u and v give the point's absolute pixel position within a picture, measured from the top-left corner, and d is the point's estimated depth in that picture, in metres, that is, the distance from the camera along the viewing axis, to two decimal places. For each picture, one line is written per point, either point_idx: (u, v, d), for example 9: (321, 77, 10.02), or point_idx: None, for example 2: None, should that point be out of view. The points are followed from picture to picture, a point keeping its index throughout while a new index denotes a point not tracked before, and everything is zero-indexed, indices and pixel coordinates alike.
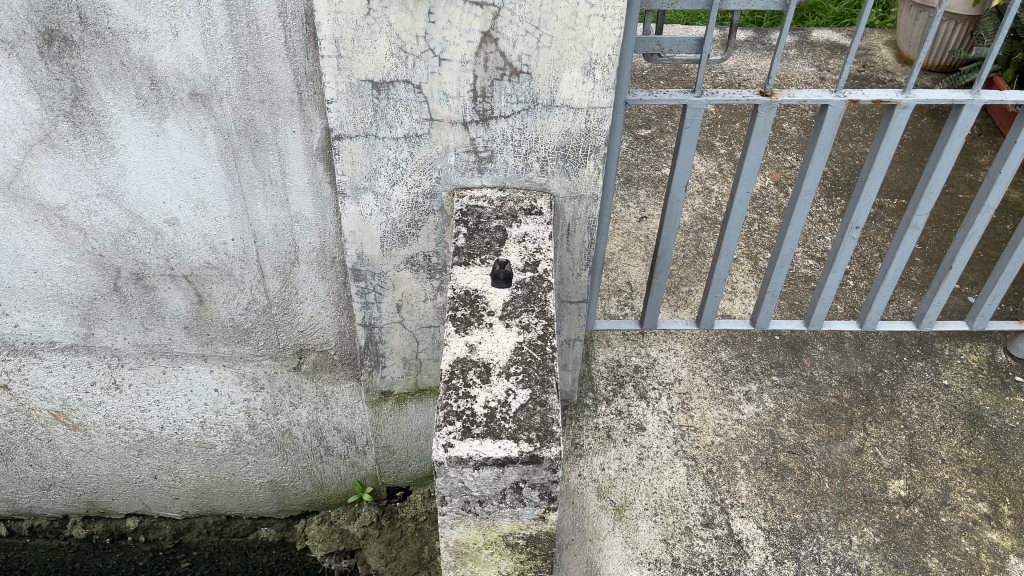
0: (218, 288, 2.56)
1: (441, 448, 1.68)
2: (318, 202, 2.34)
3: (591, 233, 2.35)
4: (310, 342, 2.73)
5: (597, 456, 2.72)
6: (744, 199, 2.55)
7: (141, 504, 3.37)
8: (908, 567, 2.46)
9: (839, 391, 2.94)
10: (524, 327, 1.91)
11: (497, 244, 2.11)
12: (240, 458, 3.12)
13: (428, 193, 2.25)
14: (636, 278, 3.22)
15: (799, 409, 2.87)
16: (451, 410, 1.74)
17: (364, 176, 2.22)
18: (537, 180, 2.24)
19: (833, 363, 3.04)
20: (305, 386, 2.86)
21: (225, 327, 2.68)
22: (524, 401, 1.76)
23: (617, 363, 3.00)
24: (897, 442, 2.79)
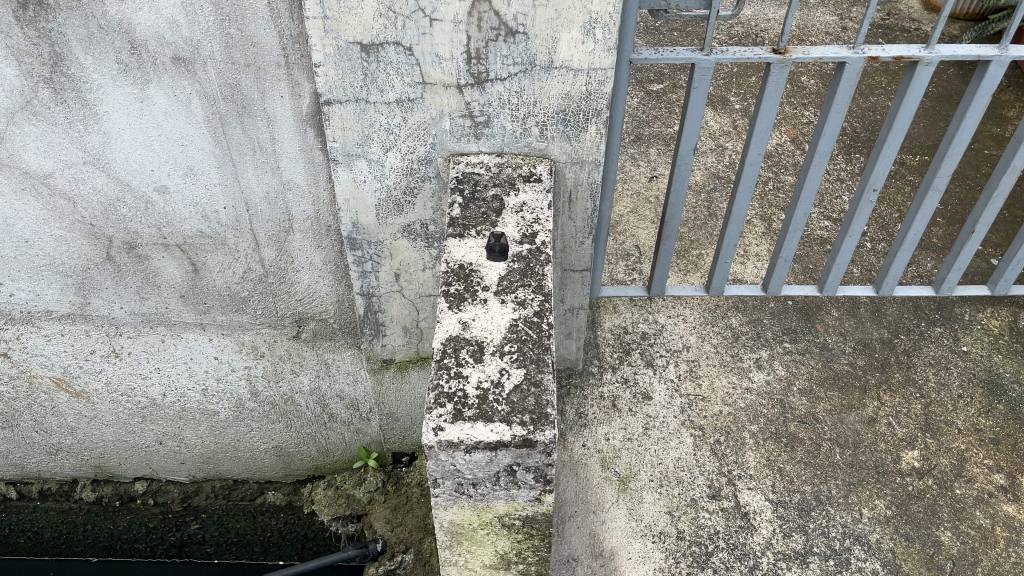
0: (212, 257, 2.50)
1: (431, 431, 1.62)
2: (310, 168, 2.26)
3: (595, 200, 2.24)
4: (309, 311, 2.67)
5: (602, 425, 2.66)
6: (755, 162, 2.43)
7: (149, 468, 3.37)
8: (919, 541, 2.42)
9: (853, 357, 2.84)
10: (520, 303, 1.83)
11: (494, 214, 2.02)
12: (244, 424, 3.10)
13: (423, 159, 2.17)
14: (645, 241, 3.14)
15: (811, 376, 2.78)
16: (442, 391, 1.68)
17: (356, 142, 2.13)
18: (536, 146, 2.13)
19: (849, 329, 2.92)
20: (306, 354, 2.81)
21: (221, 295, 2.62)
22: (518, 382, 1.70)
23: (624, 330, 2.90)
24: (912, 411, 2.71)
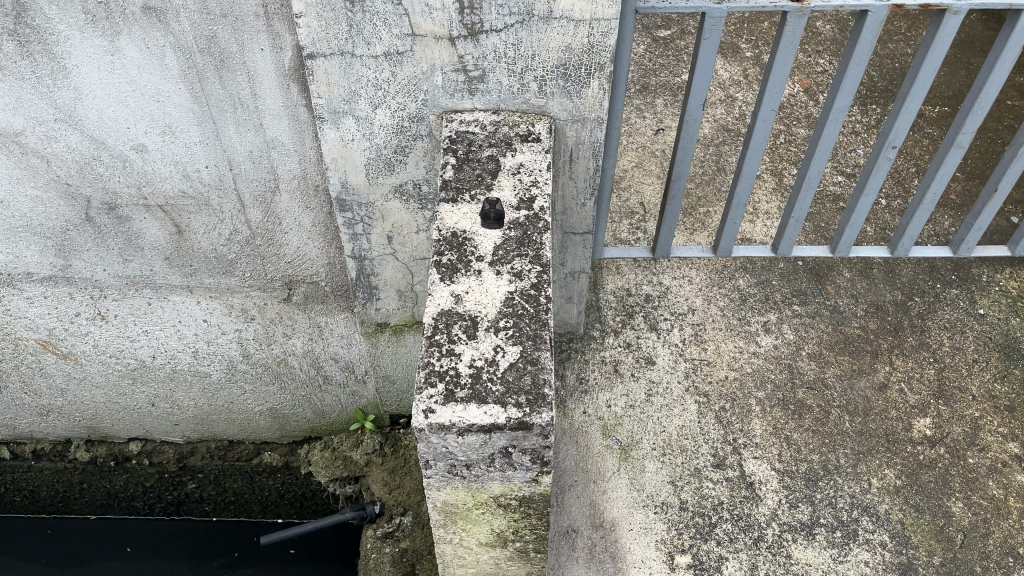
0: (196, 218, 2.39)
1: (422, 413, 1.53)
2: (294, 126, 2.12)
3: (597, 159, 2.11)
4: (300, 274, 2.56)
5: (604, 392, 2.57)
6: (768, 118, 2.29)
7: (143, 429, 3.31)
8: (930, 512, 2.35)
9: (865, 321, 2.73)
10: (516, 275, 1.73)
11: (489, 176, 1.90)
12: (237, 386, 3.03)
13: (414, 116, 2.04)
14: (650, 198, 3.01)
15: (821, 341, 2.68)
16: (433, 370, 1.58)
17: (342, 98, 2.00)
18: (534, 102, 2.00)
19: (862, 290, 2.81)
20: (297, 316, 2.71)
21: (208, 257, 2.51)
22: (513, 360, 1.60)
23: (627, 293, 2.78)
24: (925, 377, 2.61)
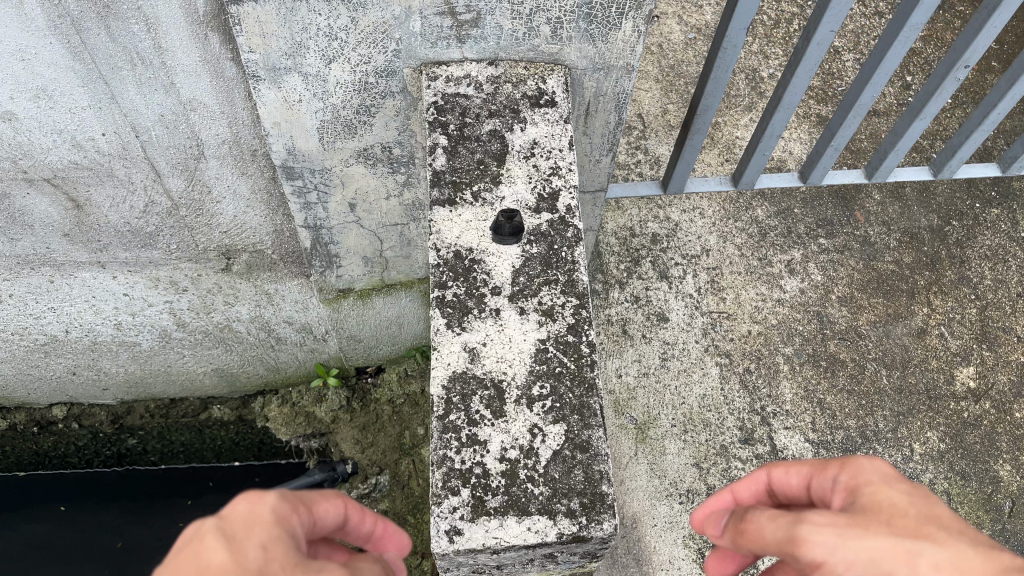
0: (98, 191, 1.85)
1: (444, 536, 1.15)
2: (219, 85, 1.58)
3: (620, 111, 1.66)
4: (239, 242, 2.07)
5: (612, 358, 2.21)
6: (824, 40, 1.81)
7: (66, 395, 2.85)
8: (977, 479, 2.11)
9: (899, 254, 2.39)
10: (547, 313, 1.31)
11: (494, 163, 1.44)
12: (173, 352, 2.57)
13: (383, 71, 1.52)
14: (649, 110, 2.56)
15: (851, 281, 2.35)
16: (453, 470, 1.19)
17: (284, 52, 1.47)
18: (545, 49, 1.50)
19: (893, 215, 2.45)
20: (240, 285, 2.24)
21: (119, 231, 1.99)
22: (558, 447, 1.21)
23: (630, 233, 2.39)
24: (967, 317, 2.32)
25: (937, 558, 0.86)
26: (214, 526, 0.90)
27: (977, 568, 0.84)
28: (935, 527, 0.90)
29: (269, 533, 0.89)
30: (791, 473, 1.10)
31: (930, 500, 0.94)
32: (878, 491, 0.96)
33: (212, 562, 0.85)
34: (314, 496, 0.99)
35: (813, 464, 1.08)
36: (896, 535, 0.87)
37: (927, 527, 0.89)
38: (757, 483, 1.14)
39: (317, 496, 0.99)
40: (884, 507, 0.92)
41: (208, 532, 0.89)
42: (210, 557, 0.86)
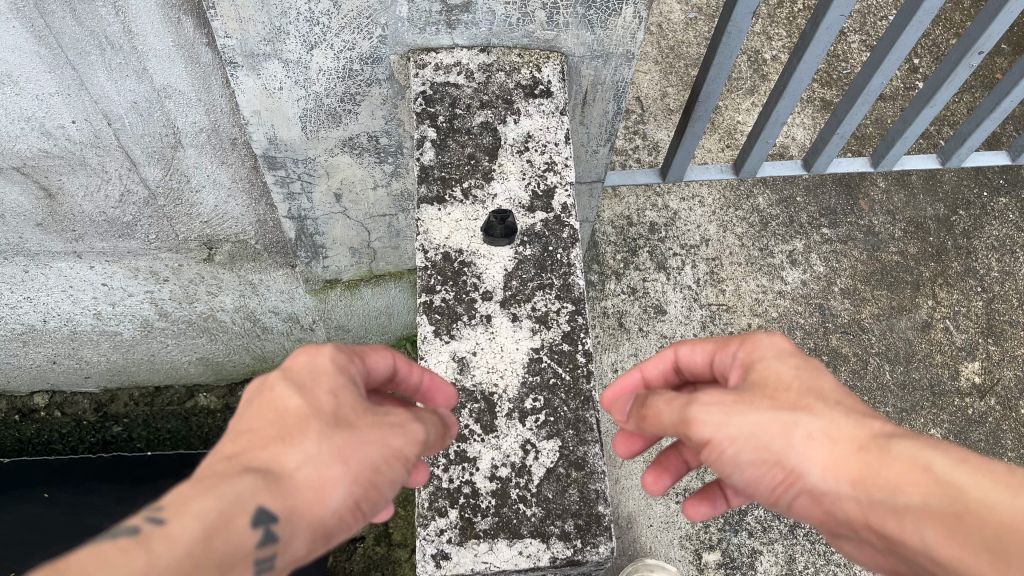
0: (71, 180, 1.76)
1: (430, 561, 1.09)
2: (195, 71, 1.50)
3: (618, 101, 1.59)
4: (221, 232, 1.99)
5: (608, 352, 2.11)
6: (834, 25, 1.72)
7: (48, 383, 2.77)
8: None
9: (904, 245, 2.32)
10: (541, 320, 1.24)
11: (485, 157, 1.36)
12: (156, 341, 2.50)
13: (368, 57, 1.44)
14: (648, 93, 2.47)
15: (854, 273, 2.27)
16: (441, 490, 1.12)
17: (263, 37, 1.38)
18: (541, 36, 1.42)
19: (898, 204, 2.38)
20: (223, 276, 2.16)
21: (95, 221, 1.91)
22: (551, 465, 1.14)
23: (628, 222, 2.31)
24: (973, 311, 2.25)
25: (812, 428, 0.98)
26: (280, 376, 1.00)
27: (845, 434, 0.97)
28: (818, 398, 1.01)
29: (335, 381, 1.00)
30: (694, 350, 1.20)
31: (818, 372, 1.05)
32: (767, 364, 1.07)
33: (289, 406, 0.96)
34: (364, 348, 1.09)
35: (720, 338, 1.17)
36: (779, 410, 1.00)
37: (811, 401, 1.00)
38: (664, 360, 1.24)
39: (366, 350, 1.08)
40: (770, 381, 1.04)
41: (275, 383, 1.00)
42: (285, 401, 0.97)
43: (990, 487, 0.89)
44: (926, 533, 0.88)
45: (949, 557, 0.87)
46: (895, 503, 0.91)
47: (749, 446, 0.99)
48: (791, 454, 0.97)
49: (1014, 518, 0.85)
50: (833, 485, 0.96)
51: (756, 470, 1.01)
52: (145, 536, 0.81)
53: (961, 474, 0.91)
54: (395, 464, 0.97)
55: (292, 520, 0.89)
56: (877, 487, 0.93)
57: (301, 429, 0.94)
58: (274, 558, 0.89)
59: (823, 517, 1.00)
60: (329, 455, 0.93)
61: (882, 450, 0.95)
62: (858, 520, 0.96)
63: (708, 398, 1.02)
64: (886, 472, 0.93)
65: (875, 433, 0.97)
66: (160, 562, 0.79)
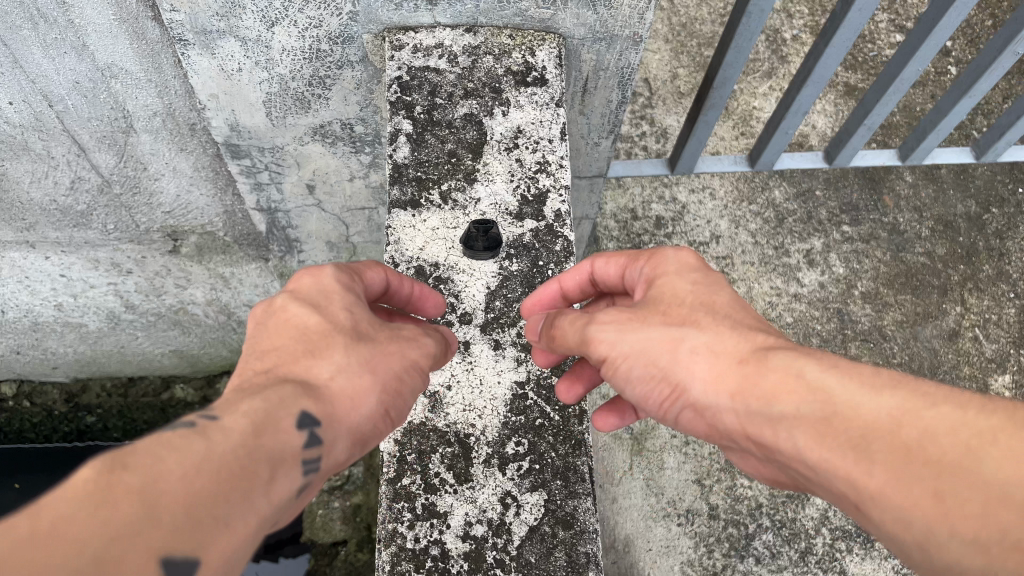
0: (14, 166, 1.59)
1: None
2: (142, 49, 1.31)
3: (624, 89, 1.40)
4: (185, 223, 1.82)
5: None
6: (867, 6, 1.53)
7: (14, 372, 2.60)
8: None
9: (931, 245, 2.13)
10: (527, 348, 1.07)
11: (467, 155, 1.18)
12: (125, 333, 2.33)
13: (338, 36, 1.26)
14: (657, 75, 2.28)
15: (876, 275, 2.08)
16: (405, 551, 0.96)
17: (215, 12, 1.20)
18: (536, 15, 1.24)
19: (927, 201, 2.19)
20: (192, 269, 1.99)
21: (46, 210, 1.74)
22: (534, 522, 0.98)
23: (632, 216, 2.13)
24: (1004, 319, 2.07)
25: (697, 342, 0.91)
26: (287, 297, 0.93)
27: (729, 347, 0.89)
28: (709, 313, 0.93)
29: (347, 298, 0.94)
30: (606, 268, 1.06)
31: (715, 286, 0.97)
32: (669, 281, 0.99)
33: (308, 321, 0.90)
34: (359, 265, 0.99)
35: (631, 255, 1.05)
36: (667, 325, 0.93)
37: (699, 316, 0.93)
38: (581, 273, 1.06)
39: (362, 268, 0.99)
40: (665, 298, 0.96)
41: (283, 304, 0.92)
42: (300, 319, 0.90)
43: (862, 389, 0.80)
44: (797, 440, 0.81)
45: (822, 464, 0.79)
46: (769, 412, 0.83)
47: (638, 363, 0.93)
48: (675, 368, 0.90)
49: (887, 419, 0.77)
50: (714, 398, 0.88)
51: (643, 385, 0.94)
52: (202, 426, 0.70)
53: (838, 378, 0.82)
54: (415, 373, 0.93)
55: (333, 426, 0.82)
56: (754, 397, 0.85)
57: (328, 339, 0.88)
58: (318, 473, 0.79)
59: (709, 432, 0.92)
60: (358, 364, 0.88)
61: (760, 361, 0.87)
62: (741, 433, 0.88)
63: (600, 321, 0.95)
64: (761, 381, 0.85)
65: (757, 345, 0.89)
66: (223, 448, 0.69)
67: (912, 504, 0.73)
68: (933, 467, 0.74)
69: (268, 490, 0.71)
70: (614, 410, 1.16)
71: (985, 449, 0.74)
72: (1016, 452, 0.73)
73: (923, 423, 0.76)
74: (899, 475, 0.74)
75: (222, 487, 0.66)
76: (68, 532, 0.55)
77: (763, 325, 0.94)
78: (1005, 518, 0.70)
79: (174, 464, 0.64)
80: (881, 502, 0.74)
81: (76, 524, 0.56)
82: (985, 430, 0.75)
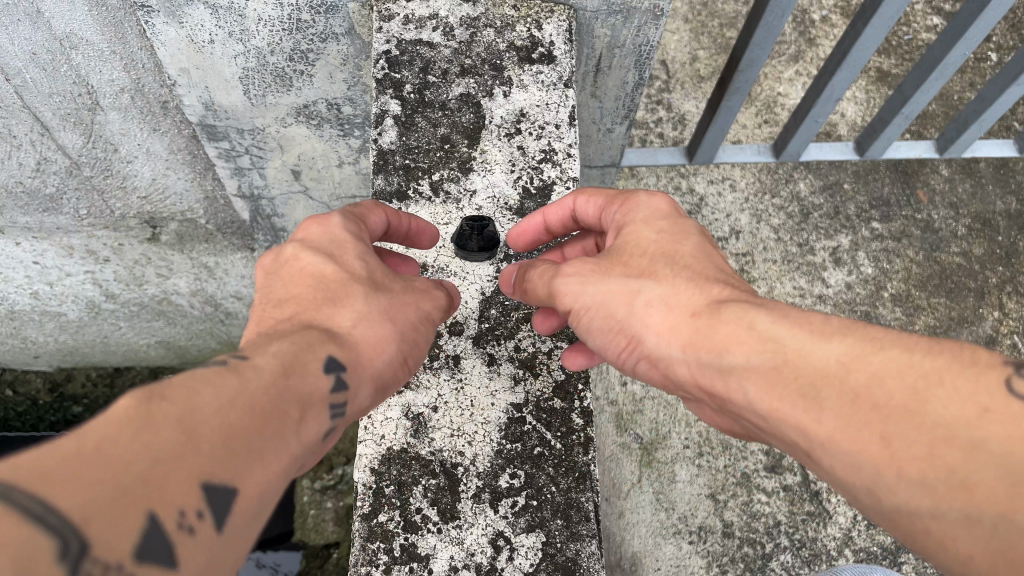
0: None
1: None
2: (102, 17, 1.17)
3: (640, 69, 1.26)
4: (164, 210, 1.69)
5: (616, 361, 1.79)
6: None
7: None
8: None
9: (967, 245, 1.97)
10: (526, 366, 0.94)
11: (462, 141, 1.05)
12: (107, 323, 2.21)
13: (320, 4, 1.12)
14: (676, 57, 2.13)
15: (908, 275, 1.92)
16: None
17: None
18: None
19: (964, 196, 2.04)
20: (173, 258, 1.86)
21: (12, 193, 1.60)
22: (530, 570, 0.85)
23: None
24: None
25: (653, 295, 0.81)
26: (297, 245, 0.84)
27: (687, 299, 0.80)
28: (669, 263, 0.83)
29: (361, 247, 0.85)
30: (586, 204, 0.93)
31: (683, 237, 0.86)
32: (633, 230, 0.88)
33: (323, 269, 0.81)
34: (362, 208, 0.89)
35: (611, 194, 0.93)
36: (624, 278, 0.84)
37: (658, 266, 0.83)
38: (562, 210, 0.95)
39: (364, 210, 0.89)
40: (627, 247, 0.86)
41: (294, 254, 0.83)
42: (314, 269, 0.82)
43: (812, 337, 0.70)
44: (748, 389, 0.71)
45: (773, 415, 0.69)
46: (722, 364, 0.73)
47: (596, 317, 0.84)
48: (632, 323, 0.81)
49: (835, 364, 0.67)
50: (668, 351, 0.79)
51: (602, 338, 0.85)
52: (236, 366, 0.63)
53: (790, 324, 0.72)
54: (428, 329, 0.86)
55: (360, 371, 0.75)
56: (705, 348, 0.75)
57: (349, 287, 0.80)
58: (344, 421, 0.73)
59: (668, 385, 0.83)
60: (381, 314, 0.81)
61: (714, 311, 0.76)
62: (697, 387, 0.79)
63: (562, 273, 0.86)
64: (715, 333, 0.75)
65: (714, 297, 0.78)
66: (255, 385, 0.62)
67: (860, 447, 0.63)
68: (881, 411, 0.63)
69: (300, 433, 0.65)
70: (584, 347, 0.92)
71: (936, 386, 0.62)
72: (968, 389, 0.61)
73: (878, 366, 0.65)
74: (846, 420, 0.64)
75: (260, 426, 0.59)
76: (115, 451, 0.48)
77: (724, 273, 0.84)
78: (950, 457, 0.59)
79: (208, 394, 0.57)
80: (831, 450, 0.64)
81: (124, 444, 0.49)
82: (938, 368, 0.63)
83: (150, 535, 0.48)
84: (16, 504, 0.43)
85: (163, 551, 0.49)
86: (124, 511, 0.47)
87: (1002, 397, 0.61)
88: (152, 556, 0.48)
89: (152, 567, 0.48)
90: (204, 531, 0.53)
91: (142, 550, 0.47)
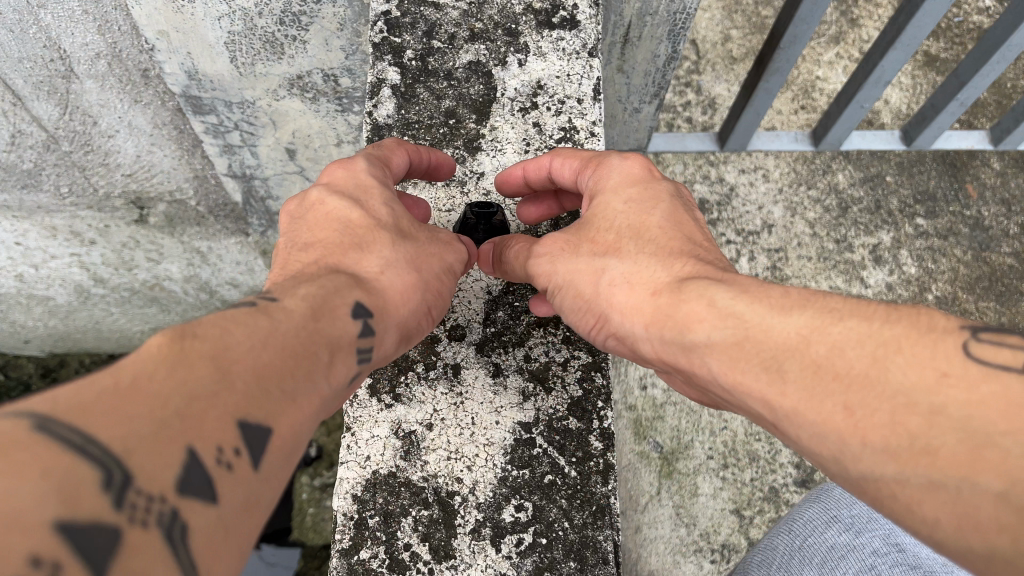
0: None
1: None
2: None
3: (674, 39, 1.12)
4: (152, 190, 1.56)
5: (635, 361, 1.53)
6: None
7: None
8: None
9: (1019, 245, 1.78)
10: (535, 381, 0.88)
11: (470, 115, 0.98)
12: (98, 309, 2.08)
13: None
14: (709, 36, 1.98)
15: (955, 277, 1.73)
16: None
17: None
18: None
19: (1017, 192, 1.83)
20: (165, 241, 1.74)
21: None
22: None
23: None
24: None
25: (619, 273, 0.77)
26: (322, 190, 0.81)
27: (655, 275, 0.74)
28: (636, 240, 0.78)
29: (388, 193, 0.82)
30: (561, 166, 0.87)
31: (651, 208, 0.81)
32: (603, 204, 0.82)
33: (350, 215, 0.79)
34: (386, 147, 0.86)
35: (586, 156, 0.87)
36: (592, 255, 0.79)
37: (624, 241, 0.79)
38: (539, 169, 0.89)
39: (387, 151, 0.86)
40: (597, 222, 0.81)
41: (319, 199, 0.81)
42: (341, 214, 0.79)
43: (769, 310, 0.64)
44: (712, 365, 0.65)
45: (735, 390, 0.64)
46: (684, 340, 0.68)
47: (567, 295, 0.80)
48: (601, 304, 0.77)
49: (795, 337, 0.61)
50: (633, 329, 0.74)
51: (573, 315, 0.82)
52: (265, 308, 0.62)
53: (750, 296, 0.66)
54: (450, 280, 0.84)
55: (385, 318, 0.73)
56: (669, 326, 0.70)
57: (377, 234, 0.78)
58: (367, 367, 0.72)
59: (639, 360, 0.79)
60: (405, 261, 0.78)
61: (677, 289, 0.71)
62: (665, 365, 0.74)
63: (534, 254, 0.83)
64: (678, 309, 0.69)
65: (680, 274, 0.73)
66: (285, 329, 0.61)
67: (825, 419, 0.56)
68: (844, 381, 0.56)
69: (327, 375, 0.63)
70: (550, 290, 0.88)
71: (894, 354, 0.56)
72: (926, 356, 0.55)
73: (831, 337, 0.59)
74: (808, 393, 0.58)
75: (287, 369, 0.58)
76: (151, 389, 0.47)
77: (693, 244, 0.78)
78: (913, 425, 0.52)
79: (237, 337, 0.56)
80: (795, 423, 0.58)
81: (154, 379, 0.48)
82: (896, 337, 0.57)
83: (190, 469, 0.48)
84: (59, 438, 0.41)
85: (203, 486, 0.48)
86: (163, 446, 0.46)
87: (963, 361, 0.54)
88: (192, 491, 0.47)
89: (196, 501, 0.47)
90: (239, 468, 0.52)
91: (182, 484, 0.46)
